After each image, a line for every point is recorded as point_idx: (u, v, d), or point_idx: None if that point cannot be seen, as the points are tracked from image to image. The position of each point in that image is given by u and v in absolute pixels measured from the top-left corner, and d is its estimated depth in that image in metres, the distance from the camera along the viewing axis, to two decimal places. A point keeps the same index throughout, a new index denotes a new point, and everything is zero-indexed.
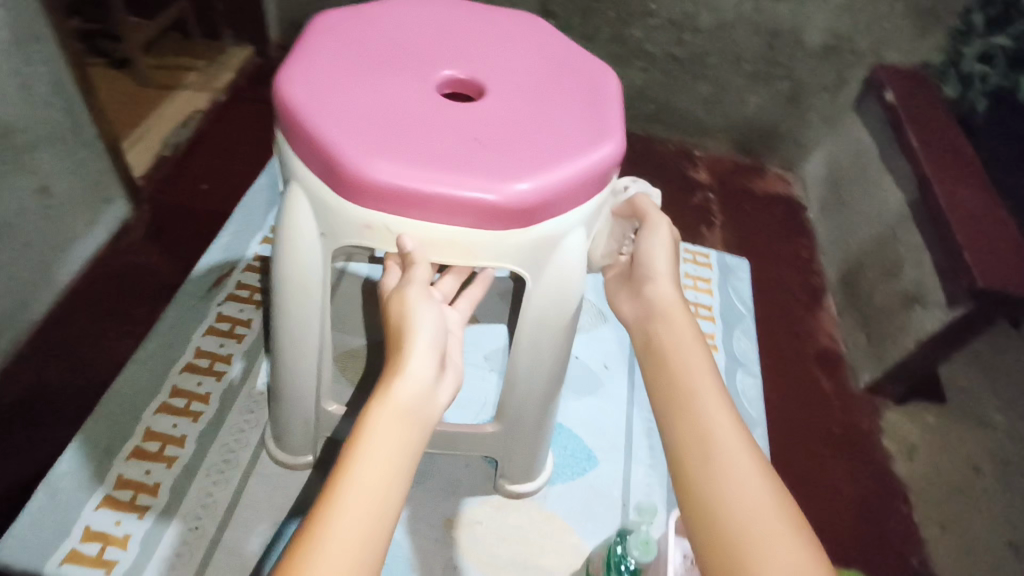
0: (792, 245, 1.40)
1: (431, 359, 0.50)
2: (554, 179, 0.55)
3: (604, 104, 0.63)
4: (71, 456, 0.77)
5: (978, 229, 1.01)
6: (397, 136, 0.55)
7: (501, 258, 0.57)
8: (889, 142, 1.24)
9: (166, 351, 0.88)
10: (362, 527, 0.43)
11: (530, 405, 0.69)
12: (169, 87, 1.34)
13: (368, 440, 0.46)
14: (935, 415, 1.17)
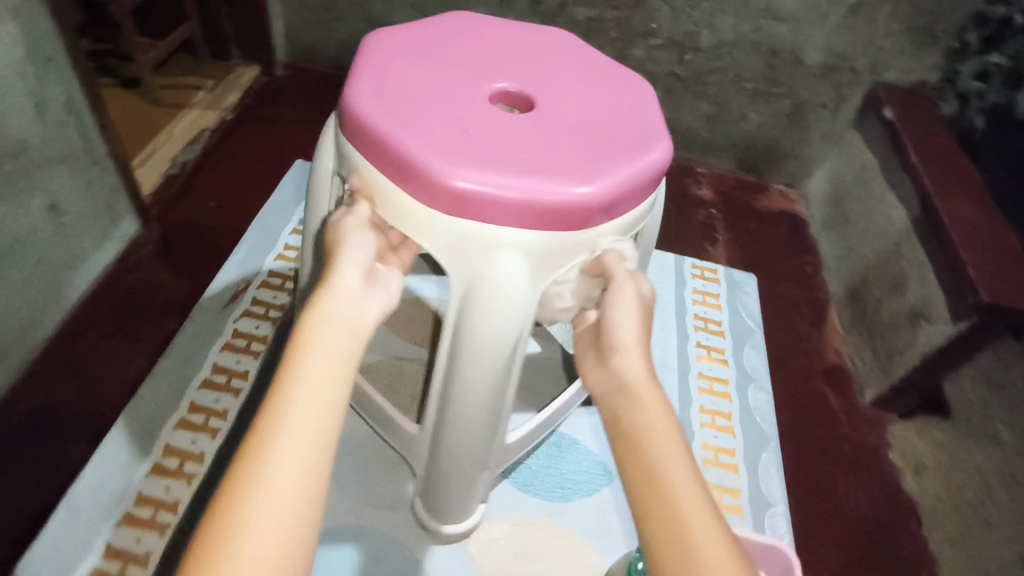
0: (797, 261, 1.41)
1: (360, 273, 0.46)
2: (496, 190, 0.45)
3: (631, 166, 0.49)
4: (91, 475, 0.73)
5: (981, 242, 1.01)
6: (398, 102, 0.50)
7: (428, 243, 0.48)
8: (890, 158, 1.25)
9: (184, 362, 0.84)
10: (309, 449, 0.37)
11: (460, 465, 0.56)
12: (177, 106, 1.35)
13: (305, 357, 0.41)
14: (947, 431, 1.12)
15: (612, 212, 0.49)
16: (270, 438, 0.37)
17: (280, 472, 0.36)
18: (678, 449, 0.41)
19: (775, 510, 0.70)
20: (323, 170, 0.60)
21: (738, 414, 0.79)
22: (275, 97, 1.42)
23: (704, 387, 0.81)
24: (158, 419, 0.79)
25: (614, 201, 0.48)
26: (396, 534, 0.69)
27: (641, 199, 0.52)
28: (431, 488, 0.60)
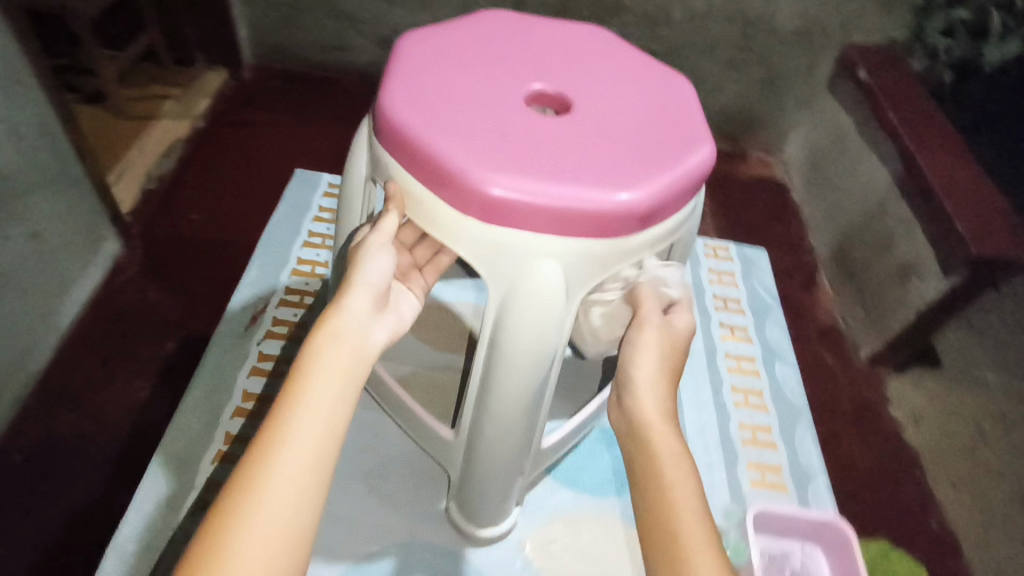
0: (782, 227, 1.37)
1: (374, 294, 0.43)
2: (532, 198, 0.43)
3: (671, 171, 0.47)
4: (135, 519, 0.61)
5: (964, 194, 0.98)
6: (434, 106, 0.48)
7: (461, 249, 0.46)
8: (864, 116, 1.22)
9: (221, 377, 0.71)
10: (298, 472, 0.35)
11: (493, 469, 0.53)
12: (146, 117, 1.30)
13: (304, 375, 0.38)
14: (935, 380, 1.13)
15: (652, 220, 0.47)
16: (261, 463, 0.35)
17: (272, 497, 0.34)
18: (678, 447, 0.45)
19: (817, 482, 0.71)
20: (354, 174, 0.55)
21: (769, 389, 0.79)
22: (247, 101, 1.37)
23: (733, 366, 0.81)
24: (202, 441, 0.66)
25: (651, 208, 0.46)
26: (449, 549, 0.61)
27: (681, 205, 0.50)
28: (469, 498, 0.57)
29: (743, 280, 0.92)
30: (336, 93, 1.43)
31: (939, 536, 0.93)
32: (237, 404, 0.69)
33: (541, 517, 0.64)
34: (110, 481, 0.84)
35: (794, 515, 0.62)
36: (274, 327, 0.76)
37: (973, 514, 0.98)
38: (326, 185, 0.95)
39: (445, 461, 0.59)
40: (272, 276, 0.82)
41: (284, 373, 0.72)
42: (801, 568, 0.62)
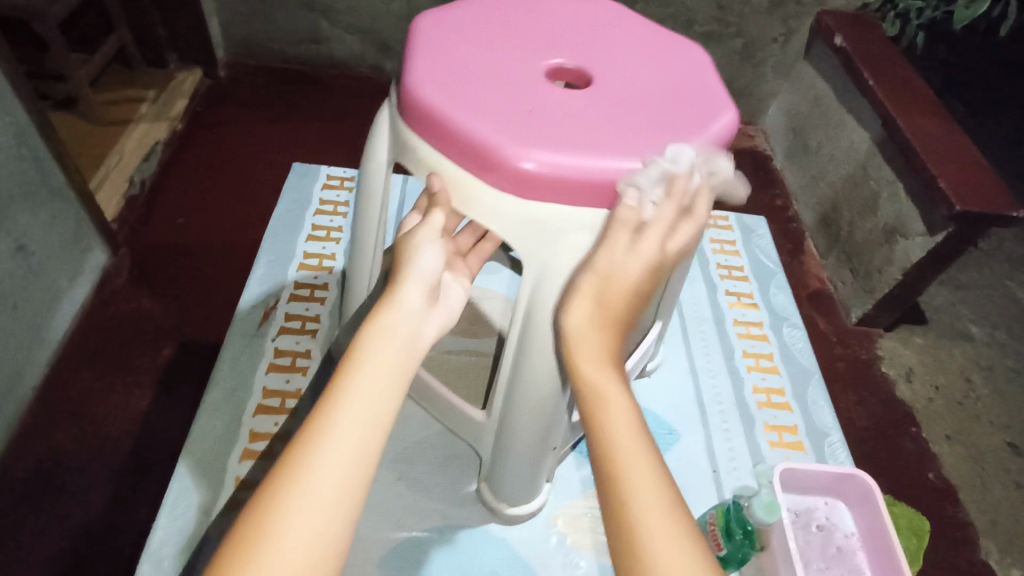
0: (768, 194, 1.35)
1: (426, 292, 0.43)
2: (569, 171, 0.44)
3: (699, 137, 0.48)
4: (167, 518, 0.60)
5: (945, 155, 0.96)
6: (460, 84, 0.48)
7: (497, 225, 0.47)
8: (846, 82, 1.20)
9: (238, 377, 0.71)
10: (343, 473, 0.34)
11: (524, 446, 0.55)
12: (121, 121, 1.26)
13: (353, 372, 0.37)
14: (922, 336, 1.13)
15: (682, 188, 0.47)
16: (307, 460, 0.34)
17: (313, 497, 0.32)
18: (612, 391, 0.41)
19: (831, 440, 0.73)
20: (376, 161, 0.54)
21: (778, 353, 0.81)
22: (224, 101, 1.35)
23: (742, 333, 0.82)
24: (226, 440, 0.66)
25: (683, 177, 0.46)
26: (480, 527, 0.62)
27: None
28: (500, 475, 0.59)
29: (745, 248, 0.94)
30: (313, 85, 1.41)
31: (938, 486, 0.93)
32: (259, 402, 0.69)
33: (572, 491, 0.65)
34: (117, 495, 0.79)
35: (820, 471, 0.63)
36: (288, 323, 0.76)
37: (968, 463, 0.98)
38: (326, 178, 0.95)
39: (474, 442, 0.61)
40: (280, 271, 0.82)
41: (302, 370, 0.72)
42: (826, 522, 0.64)
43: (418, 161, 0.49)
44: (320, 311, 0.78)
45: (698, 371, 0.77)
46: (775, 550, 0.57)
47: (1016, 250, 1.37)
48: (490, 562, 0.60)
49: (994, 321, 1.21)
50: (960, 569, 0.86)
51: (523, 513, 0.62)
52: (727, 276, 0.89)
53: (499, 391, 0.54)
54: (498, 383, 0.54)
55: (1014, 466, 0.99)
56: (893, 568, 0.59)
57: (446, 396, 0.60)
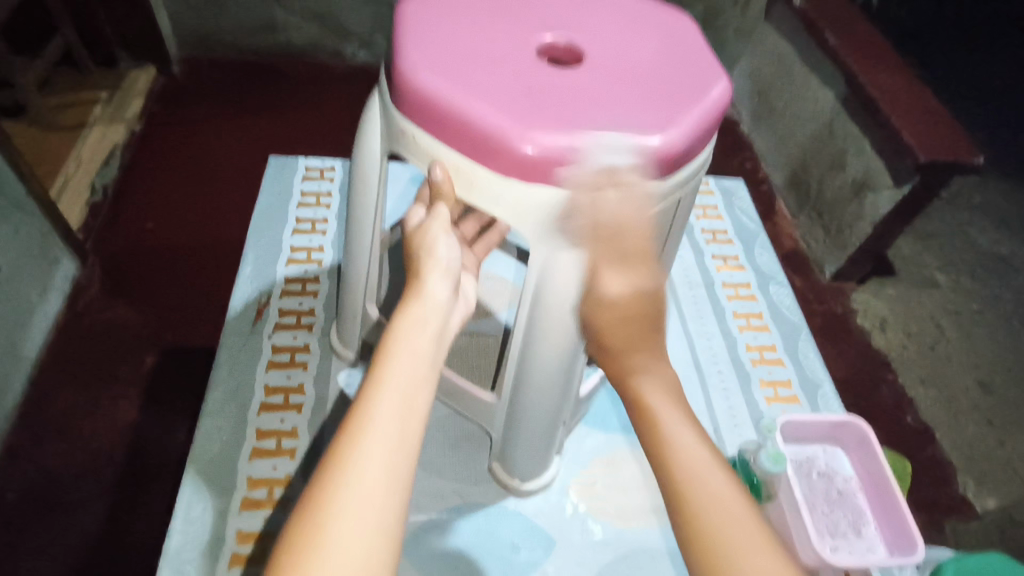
0: (737, 158, 1.37)
1: (448, 283, 0.44)
2: (573, 152, 0.44)
3: (697, 108, 0.48)
4: (182, 523, 0.59)
5: (908, 108, 0.98)
6: (457, 67, 0.47)
7: (501, 211, 0.47)
8: (808, 43, 1.20)
9: (238, 377, 0.70)
10: (390, 456, 0.34)
11: (539, 421, 0.56)
12: (76, 126, 1.21)
13: (388, 361, 0.38)
14: (893, 287, 1.17)
15: (683, 161, 0.48)
16: (355, 446, 0.34)
17: (363, 497, 0.32)
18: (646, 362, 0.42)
19: (824, 390, 0.75)
20: (369, 151, 0.54)
21: (768, 311, 0.83)
22: (182, 98, 1.30)
23: (731, 294, 0.84)
24: (233, 443, 0.65)
25: (684, 148, 0.47)
26: (497, 503, 0.63)
27: (705, 143, 0.51)
28: (513, 451, 0.60)
29: (726, 212, 0.96)
30: (274, 76, 1.37)
31: (915, 428, 0.97)
32: (262, 400, 0.68)
33: (583, 462, 0.67)
34: (114, 505, 0.78)
35: (817, 419, 0.66)
36: (282, 319, 0.75)
37: (943, 404, 1.02)
38: (304, 170, 0.93)
39: (486, 423, 0.62)
40: (269, 269, 0.80)
41: (301, 365, 0.71)
42: (827, 468, 0.66)
43: (418, 151, 0.49)
44: (314, 304, 0.77)
45: (693, 336, 0.79)
46: (781, 500, 0.61)
47: (976, 197, 1.42)
48: (509, 535, 0.61)
49: (959, 268, 1.25)
50: (941, 504, 0.90)
51: (536, 486, 0.63)
52: (712, 240, 0.91)
53: (508, 373, 0.55)
54: (507, 364, 0.55)
55: (985, 403, 1.04)
56: (893, 505, 0.61)
57: (454, 380, 0.61)
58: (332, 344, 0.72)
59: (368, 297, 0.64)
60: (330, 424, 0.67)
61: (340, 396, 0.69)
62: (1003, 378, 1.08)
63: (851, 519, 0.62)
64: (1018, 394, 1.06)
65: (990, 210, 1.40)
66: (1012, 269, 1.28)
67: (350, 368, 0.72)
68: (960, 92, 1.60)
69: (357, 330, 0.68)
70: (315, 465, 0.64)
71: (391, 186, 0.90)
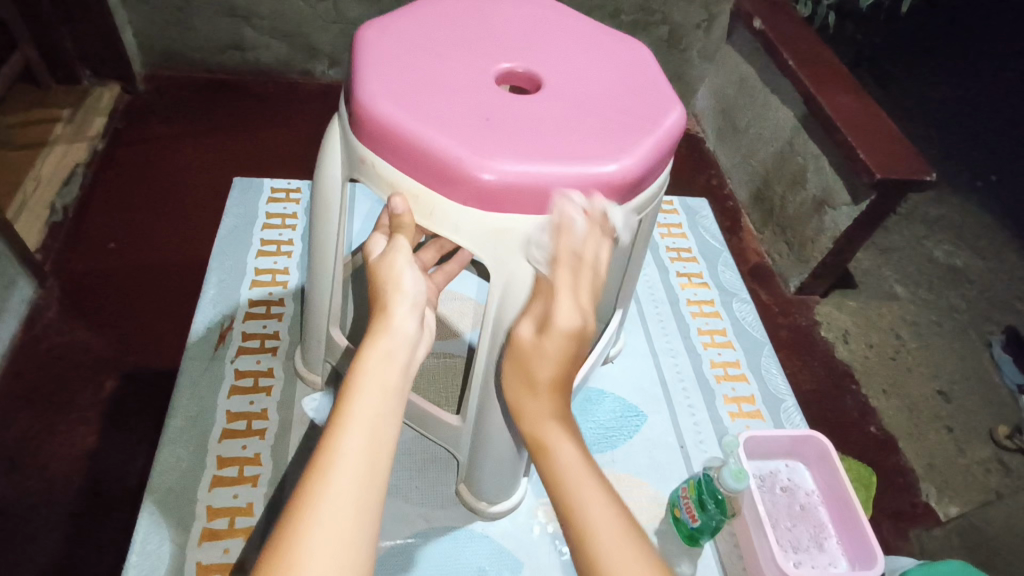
0: (703, 175, 1.39)
1: (415, 316, 0.44)
2: (530, 180, 0.45)
3: (652, 136, 0.49)
4: (140, 555, 0.57)
5: (864, 128, 1.01)
6: (415, 96, 0.48)
7: (462, 237, 0.47)
8: (768, 65, 1.23)
9: (200, 403, 0.68)
10: (360, 491, 0.34)
11: (504, 443, 0.56)
12: (35, 145, 1.18)
13: (355, 395, 0.38)
14: (854, 300, 1.20)
15: (639, 186, 0.49)
16: (324, 481, 0.34)
17: (333, 533, 0.32)
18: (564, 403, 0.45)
19: (787, 405, 0.76)
20: (330, 179, 0.54)
21: (731, 328, 0.84)
22: (145, 116, 1.28)
23: (696, 311, 0.86)
24: (194, 471, 0.63)
25: (640, 174, 0.48)
26: (465, 526, 0.62)
27: (660, 169, 0.52)
28: (480, 475, 0.60)
29: (690, 230, 0.98)
30: (241, 95, 1.36)
31: (878, 438, 0.99)
32: (223, 426, 0.67)
33: None
34: (71, 534, 0.75)
35: (779, 435, 0.67)
36: (246, 342, 0.74)
37: (903, 413, 1.05)
38: (270, 192, 0.93)
39: (452, 446, 0.61)
40: (232, 292, 0.79)
41: (264, 391, 0.70)
42: (789, 483, 0.67)
43: (378, 179, 0.49)
44: (279, 327, 0.76)
45: (657, 354, 0.80)
46: (745, 516, 0.62)
47: (931, 212, 1.47)
48: (476, 558, 0.60)
49: (917, 280, 1.29)
50: (905, 511, 0.92)
51: (503, 510, 0.63)
52: (677, 259, 0.93)
53: (473, 400, 0.55)
54: (472, 391, 0.55)
55: (944, 411, 1.07)
56: (853, 519, 0.62)
57: (419, 404, 0.60)
58: (298, 368, 0.71)
59: (332, 321, 0.64)
60: (295, 450, 0.66)
61: (305, 420, 0.68)
62: (961, 387, 1.11)
63: (814, 533, 0.64)
64: (974, 402, 1.10)
65: (945, 224, 1.45)
66: (967, 281, 1.33)
67: (315, 392, 0.71)
68: (914, 112, 1.67)
69: (322, 353, 0.67)
70: (279, 492, 0.63)
71: (357, 209, 0.90)
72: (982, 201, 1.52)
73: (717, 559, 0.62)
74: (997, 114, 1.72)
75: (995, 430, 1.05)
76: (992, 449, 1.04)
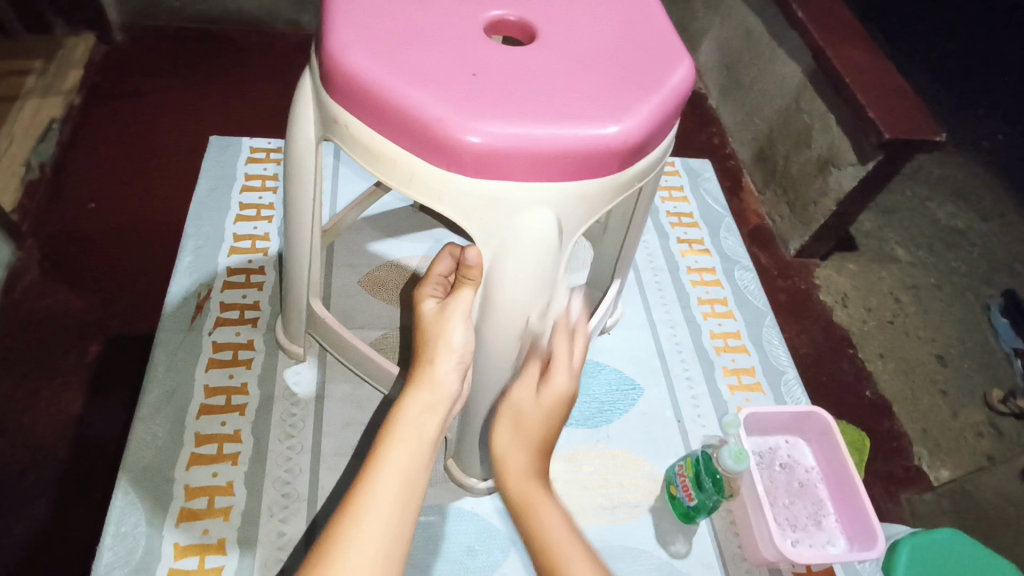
0: (704, 134, 1.34)
1: (457, 373, 0.45)
2: (520, 143, 0.41)
3: (655, 95, 0.46)
4: (114, 536, 0.56)
5: (874, 85, 0.96)
6: (396, 49, 0.44)
7: (446, 207, 0.44)
8: (775, 16, 1.17)
9: (176, 377, 0.66)
10: (396, 518, 0.38)
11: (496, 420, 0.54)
12: (7, 98, 1.12)
13: (399, 432, 0.42)
14: (855, 262, 1.18)
15: (641, 150, 0.46)
16: (354, 528, 0.37)
17: (365, 547, 0.36)
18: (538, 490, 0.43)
19: (788, 377, 0.75)
20: (302, 138, 0.50)
21: (732, 296, 0.82)
22: (122, 68, 1.22)
23: (696, 280, 0.83)
24: (171, 448, 0.62)
25: (643, 137, 0.45)
26: (452, 504, 0.61)
27: (665, 131, 0.49)
28: (469, 452, 0.58)
29: (692, 194, 0.95)
30: (222, 46, 1.30)
31: (873, 403, 0.98)
32: (201, 401, 0.65)
33: None
34: (60, 502, 0.74)
35: (780, 411, 0.66)
36: (224, 313, 0.72)
37: (899, 377, 1.04)
38: (249, 151, 0.89)
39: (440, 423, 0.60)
40: (210, 259, 0.76)
41: (244, 364, 0.68)
42: (788, 460, 0.66)
43: (353, 141, 0.46)
44: (258, 297, 0.74)
45: (655, 324, 0.77)
46: (744, 494, 0.62)
47: (935, 171, 1.43)
48: (465, 538, 0.59)
49: (918, 242, 1.27)
50: (898, 476, 0.92)
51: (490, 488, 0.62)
52: (676, 223, 0.90)
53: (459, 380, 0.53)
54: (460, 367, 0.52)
55: (940, 375, 1.06)
56: (853, 497, 0.62)
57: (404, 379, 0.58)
58: (281, 339, 0.69)
59: (311, 291, 0.61)
60: (273, 425, 0.64)
61: (286, 393, 0.66)
62: (958, 351, 1.10)
63: (812, 511, 0.63)
64: (971, 367, 1.09)
65: (949, 184, 1.41)
66: (968, 243, 1.30)
67: (296, 364, 0.69)
68: (923, 66, 1.61)
69: (302, 322, 0.64)
70: (258, 469, 0.61)
71: (341, 169, 0.86)
72: (988, 161, 1.48)
73: (713, 538, 0.62)
74: (1008, 68, 1.66)
75: (990, 394, 1.05)
76: (986, 412, 1.03)
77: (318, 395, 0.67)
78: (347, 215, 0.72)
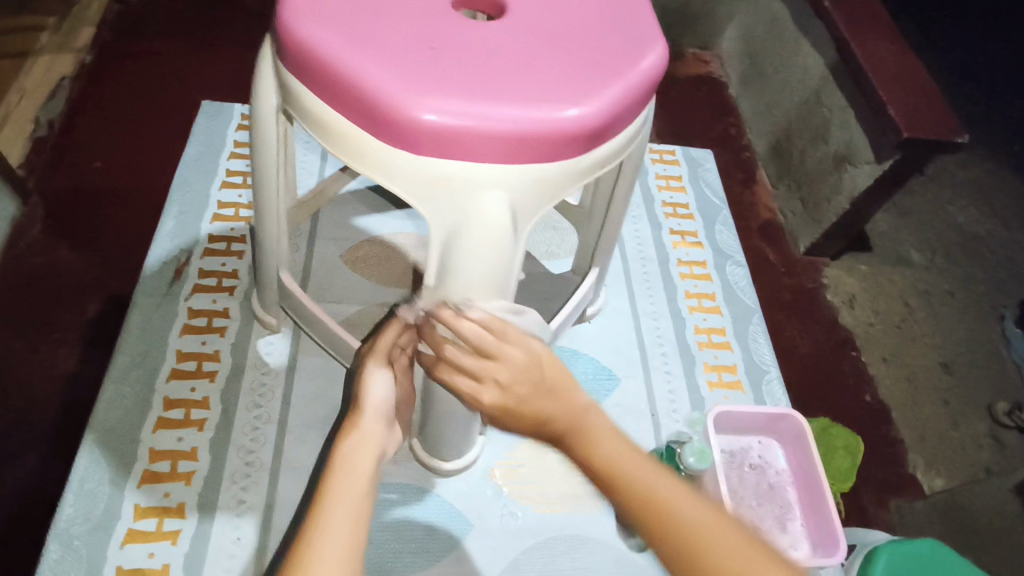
0: (721, 123, 1.29)
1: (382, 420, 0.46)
2: (471, 122, 0.40)
3: (621, 79, 0.44)
4: (77, 493, 0.57)
5: (898, 81, 0.93)
6: (355, 23, 0.43)
7: (398, 186, 0.43)
8: (803, 5, 1.13)
9: (148, 341, 0.67)
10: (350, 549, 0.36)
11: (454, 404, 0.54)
12: (21, 53, 1.13)
13: (337, 469, 0.41)
14: (866, 264, 1.15)
15: (604, 135, 0.44)
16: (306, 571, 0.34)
17: None
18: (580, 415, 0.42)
19: (769, 376, 0.74)
20: (264, 108, 0.49)
21: (721, 292, 0.81)
22: (136, 28, 1.22)
23: (685, 273, 0.82)
24: (140, 410, 0.62)
25: (604, 121, 0.43)
26: (416, 483, 0.62)
27: (634, 116, 0.47)
28: (432, 434, 0.59)
29: (691, 184, 0.93)
30: (236, 11, 1.28)
31: (871, 407, 0.96)
32: (172, 366, 0.65)
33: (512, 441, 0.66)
34: (49, 455, 0.75)
35: (755, 411, 0.65)
36: (202, 280, 0.72)
37: (901, 383, 1.02)
38: (240, 119, 0.88)
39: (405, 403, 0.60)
40: (192, 225, 0.76)
41: (218, 332, 0.68)
42: (760, 460, 0.66)
43: (310, 114, 0.45)
44: (238, 266, 0.74)
45: (637, 315, 0.76)
46: None
47: (960, 174, 1.39)
48: (425, 517, 0.60)
49: (935, 247, 1.23)
50: (890, 483, 0.90)
51: (452, 471, 0.62)
52: (671, 213, 0.88)
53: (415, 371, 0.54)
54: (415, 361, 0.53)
55: (943, 384, 1.04)
56: (821, 505, 0.61)
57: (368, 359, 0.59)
58: (257, 310, 0.69)
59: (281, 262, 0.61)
60: (243, 393, 0.65)
61: (258, 363, 0.67)
62: (965, 360, 1.08)
63: (778, 514, 0.62)
64: (977, 377, 1.06)
65: (974, 189, 1.37)
66: (987, 250, 1.26)
67: (270, 334, 0.69)
68: (959, 64, 1.55)
69: (276, 292, 0.65)
70: (222, 437, 0.62)
71: None
72: (1017, 166, 1.43)
73: None
74: None
75: (994, 407, 1.02)
76: (989, 424, 1.01)
77: (291, 367, 0.67)
78: (329, 186, 0.72)
